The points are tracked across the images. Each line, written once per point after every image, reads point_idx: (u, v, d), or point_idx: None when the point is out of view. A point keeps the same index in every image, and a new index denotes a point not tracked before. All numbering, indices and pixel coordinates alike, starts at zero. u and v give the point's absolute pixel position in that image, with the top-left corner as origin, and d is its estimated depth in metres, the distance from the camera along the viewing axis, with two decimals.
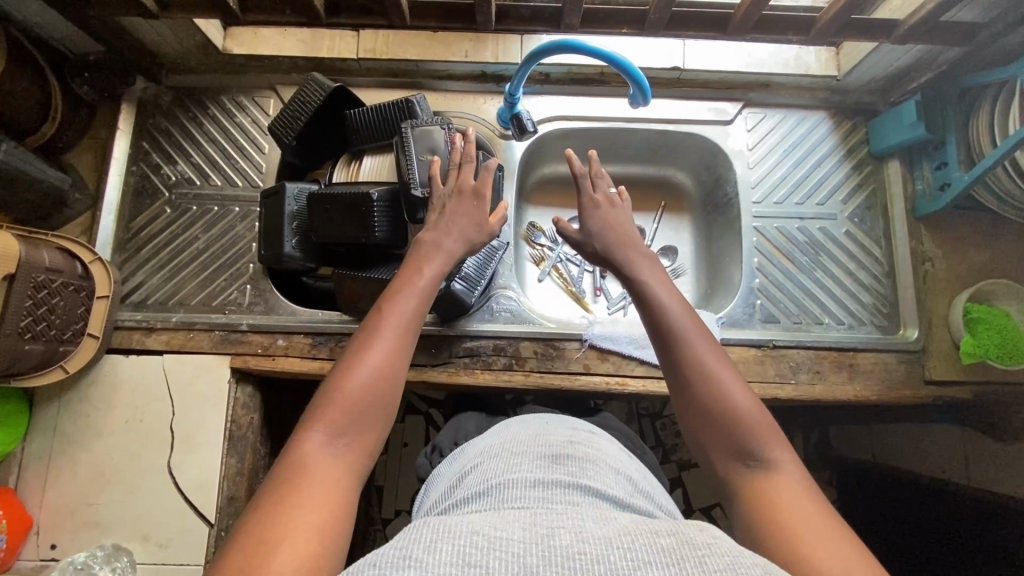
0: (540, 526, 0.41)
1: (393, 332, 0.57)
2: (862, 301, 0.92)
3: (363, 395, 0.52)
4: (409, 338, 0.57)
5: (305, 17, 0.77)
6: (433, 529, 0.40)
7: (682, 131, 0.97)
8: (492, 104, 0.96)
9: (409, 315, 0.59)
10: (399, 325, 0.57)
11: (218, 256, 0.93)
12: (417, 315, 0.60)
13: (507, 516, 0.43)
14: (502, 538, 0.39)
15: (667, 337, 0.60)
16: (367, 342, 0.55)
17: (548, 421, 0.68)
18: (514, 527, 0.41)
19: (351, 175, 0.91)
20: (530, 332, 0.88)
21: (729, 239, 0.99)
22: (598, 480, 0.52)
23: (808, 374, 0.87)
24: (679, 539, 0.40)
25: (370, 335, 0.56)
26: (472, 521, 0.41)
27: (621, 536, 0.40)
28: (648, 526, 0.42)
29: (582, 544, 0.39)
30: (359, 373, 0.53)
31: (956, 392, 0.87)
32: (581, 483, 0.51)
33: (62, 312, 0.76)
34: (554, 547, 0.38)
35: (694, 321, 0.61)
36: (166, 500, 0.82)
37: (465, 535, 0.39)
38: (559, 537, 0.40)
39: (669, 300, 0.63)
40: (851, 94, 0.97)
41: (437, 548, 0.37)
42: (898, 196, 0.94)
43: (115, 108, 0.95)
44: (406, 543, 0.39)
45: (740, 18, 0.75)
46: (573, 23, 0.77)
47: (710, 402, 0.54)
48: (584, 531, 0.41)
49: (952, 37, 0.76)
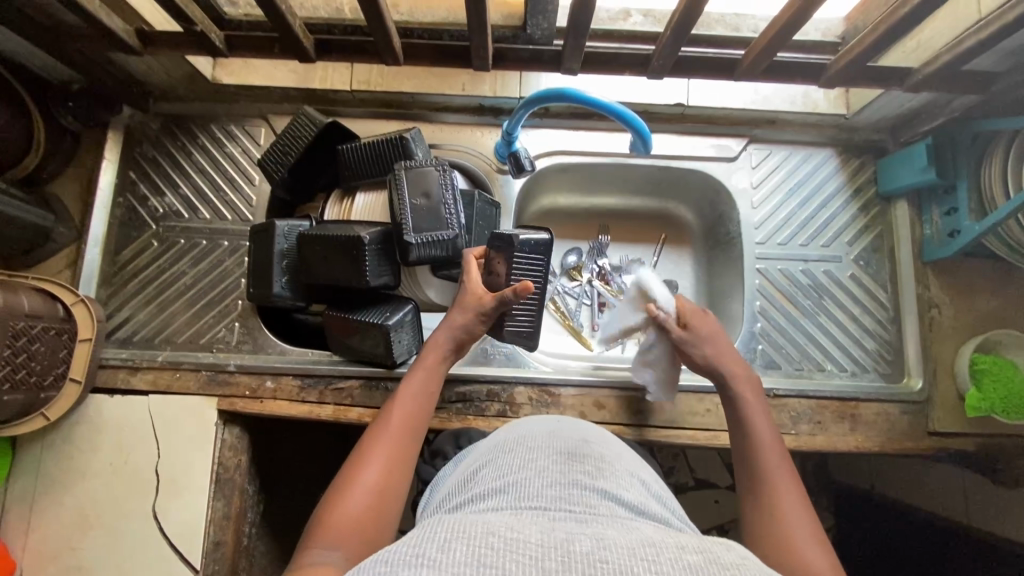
0: (558, 531, 0.39)
1: (385, 442, 0.60)
2: (865, 348, 0.90)
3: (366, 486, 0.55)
4: (403, 450, 0.60)
5: (294, 57, 0.74)
6: (449, 528, 0.38)
7: (684, 167, 0.94)
8: (490, 138, 0.93)
9: (401, 427, 0.63)
10: (392, 436, 0.61)
11: (206, 292, 0.91)
12: (413, 428, 0.63)
13: (525, 518, 0.40)
14: (519, 542, 0.36)
15: (756, 471, 0.60)
16: (361, 458, 0.58)
17: (561, 420, 0.63)
18: (531, 530, 0.38)
19: (343, 212, 0.88)
20: (524, 377, 0.86)
21: (730, 278, 0.97)
22: (615, 483, 0.48)
23: (808, 424, 0.84)
24: (705, 557, 0.36)
25: (364, 450, 0.59)
26: (487, 521, 0.39)
27: (644, 548, 0.37)
28: (672, 540, 0.39)
29: (603, 552, 0.36)
30: (363, 477, 0.55)
31: (960, 444, 0.85)
32: (598, 485, 0.46)
33: (42, 358, 0.74)
34: (574, 554, 0.35)
35: (781, 460, 0.60)
36: (149, 545, 0.80)
37: (480, 536, 0.36)
38: (579, 544, 0.37)
39: (765, 435, 0.63)
40: (859, 132, 0.94)
41: (450, 548, 0.35)
42: (905, 239, 0.91)
43: (101, 136, 0.92)
44: (419, 543, 0.36)
45: (747, 65, 0.74)
46: (574, 66, 0.76)
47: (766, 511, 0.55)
48: (605, 539, 0.38)
49: (967, 86, 0.73)
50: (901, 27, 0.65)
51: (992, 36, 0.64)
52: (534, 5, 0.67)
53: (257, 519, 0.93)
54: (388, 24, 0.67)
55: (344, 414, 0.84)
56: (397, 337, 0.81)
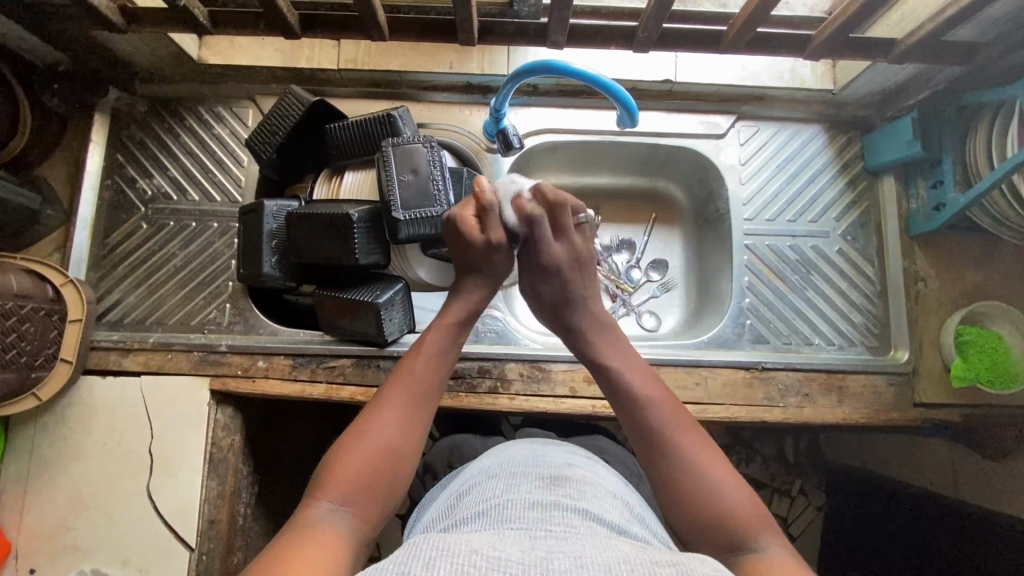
0: (539, 548, 0.39)
1: (408, 397, 0.60)
2: (853, 321, 0.91)
3: (381, 440, 0.55)
4: (422, 409, 0.60)
5: (279, 33, 0.74)
6: (433, 547, 0.39)
7: (673, 145, 0.94)
8: (479, 115, 0.93)
9: (424, 385, 0.61)
10: (412, 396, 0.60)
11: (197, 274, 0.91)
12: (435, 386, 0.62)
13: (507, 537, 0.41)
14: (501, 560, 0.37)
15: (643, 428, 0.58)
16: (381, 410, 0.58)
17: (544, 443, 0.65)
18: (512, 549, 0.39)
19: (332, 191, 0.88)
20: (515, 354, 0.87)
21: (719, 254, 0.98)
22: (596, 505, 0.49)
23: (796, 397, 0.85)
24: (677, 570, 0.37)
25: (383, 402, 0.59)
26: (471, 540, 0.40)
27: (619, 564, 0.38)
28: (647, 556, 0.40)
29: (581, 570, 0.36)
30: (376, 431, 0.56)
31: (946, 415, 0.86)
32: (580, 507, 0.47)
33: (33, 338, 0.74)
34: (553, 571, 0.36)
35: (665, 403, 0.60)
36: (145, 524, 0.81)
37: (464, 554, 0.37)
38: (558, 561, 0.37)
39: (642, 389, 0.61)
40: (847, 107, 0.95)
41: (434, 569, 0.36)
42: (893, 214, 0.92)
43: (88, 119, 0.92)
44: (404, 561, 0.37)
45: (733, 37, 0.74)
46: (559, 40, 0.75)
47: (682, 487, 0.54)
48: (583, 555, 0.39)
49: (950, 57, 0.73)
50: None
51: None
52: None
53: (252, 498, 0.94)
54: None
55: (337, 393, 0.84)
56: (388, 315, 0.81)
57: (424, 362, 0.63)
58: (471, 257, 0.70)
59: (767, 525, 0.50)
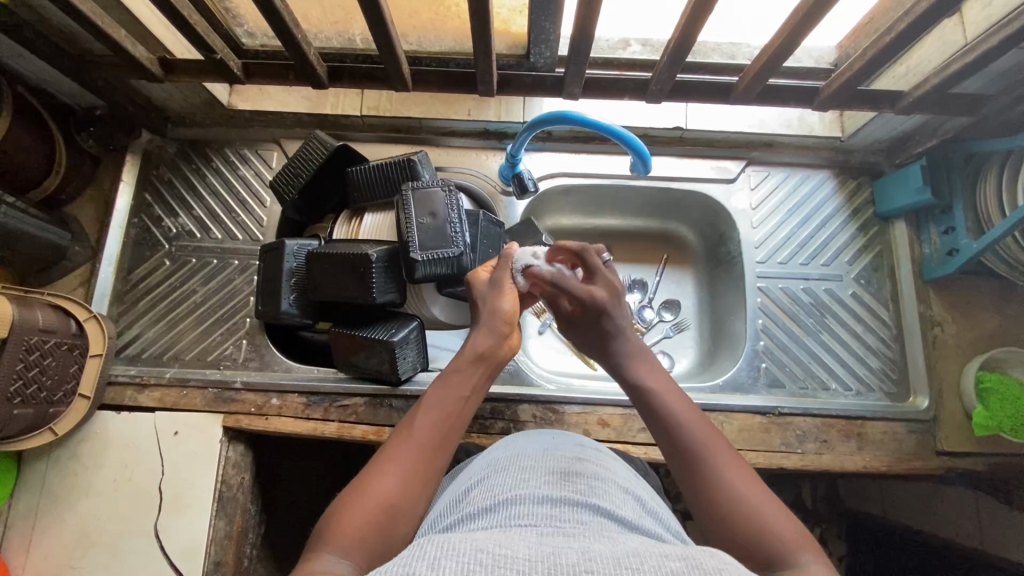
0: (546, 545, 0.39)
1: (414, 451, 0.55)
2: (869, 366, 0.90)
3: (385, 492, 0.51)
4: (431, 461, 0.56)
5: (308, 83, 0.78)
6: (439, 546, 0.38)
7: (684, 189, 0.96)
8: (495, 159, 0.96)
9: (429, 439, 0.57)
10: (419, 446, 0.56)
11: (216, 309, 0.92)
12: (441, 440, 0.57)
13: (513, 534, 0.40)
14: (508, 556, 0.36)
15: (677, 441, 0.56)
16: (383, 464, 0.54)
17: (555, 435, 0.62)
18: (519, 546, 0.38)
19: (351, 231, 0.90)
20: (529, 394, 0.86)
21: (732, 295, 0.98)
22: (608, 499, 0.48)
23: (814, 443, 0.84)
24: (687, 563, 0.37)
25: (390, 454, 0.55)
26: (476, 538, 0.39)
27: (628, 557, 0.37)
28: (656, 549, 0.39)
29: (589, 564, 0.36)
30: (379, 481, 0.52)
31: (969, 463, 0.84)
32: (590, 502, 0.46)
33: (54, 373, 0.76)
34: (560, 566, 0.35)
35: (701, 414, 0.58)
36: (149, 564, 0.79)
37: (470, 552, 0.36)
38: (566, 556, 0.37)
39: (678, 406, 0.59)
40: (854, 154, 0.97)
41: (440, 565, 0.35)
42: (905, 258, 0.92)
43: (121, 159, 0.96)
44: (409, 560, 0.37)
45: (743, 89, 0.77)
46: (574, 92, 0.79)
47: (718, 493, 0.51)
48: (591, 551, 0.38)
49: (956, 108, 0.76)
50: (888, 55, 0.68)
51: (976, 60, 0.67)
52: (537, 35, 0.70)
53: (257, 539, 0.92)
54: (398, 53, 0.71)
55: (348, 432, 0.84)
56: (403, 354, 0.81)
57: (433, 412, 0.59)
58: (479, 307, 0.73)
59: (809, 545, 0.47)
